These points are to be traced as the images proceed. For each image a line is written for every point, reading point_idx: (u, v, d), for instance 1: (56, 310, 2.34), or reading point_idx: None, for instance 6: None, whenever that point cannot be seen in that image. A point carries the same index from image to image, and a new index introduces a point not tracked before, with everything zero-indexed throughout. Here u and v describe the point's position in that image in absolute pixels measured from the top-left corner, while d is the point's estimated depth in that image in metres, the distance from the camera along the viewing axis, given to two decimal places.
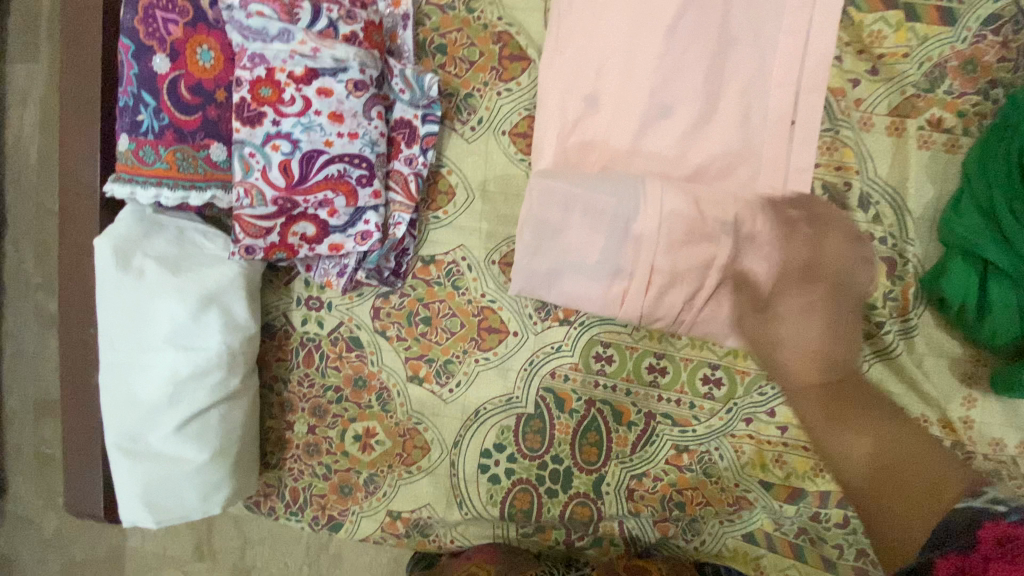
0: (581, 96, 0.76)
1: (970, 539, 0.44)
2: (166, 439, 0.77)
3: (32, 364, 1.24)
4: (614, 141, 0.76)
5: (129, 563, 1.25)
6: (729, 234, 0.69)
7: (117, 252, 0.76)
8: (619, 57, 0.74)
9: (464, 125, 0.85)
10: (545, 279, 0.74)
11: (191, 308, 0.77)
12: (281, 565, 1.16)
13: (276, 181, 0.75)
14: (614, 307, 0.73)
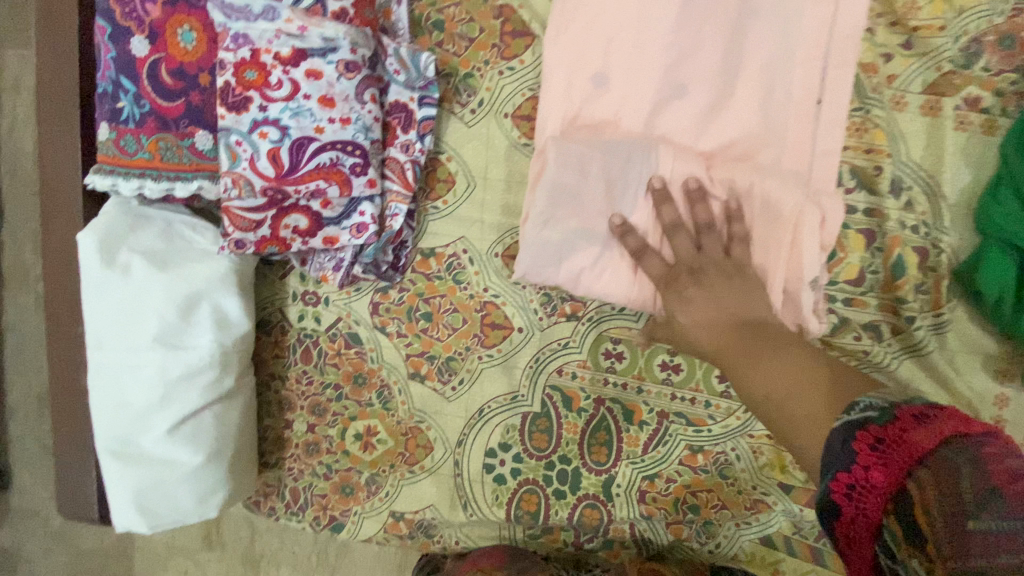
0: (586, 71, 0.71)
1: (850, 450, 0.41)
2: (158, 442, 0.74)
3: (33, 357, 1.22)
4: (624, 123, 0.70)
5: (137, 554, 1.24)
6: (747, 218, 0.64)
7: (102, 248, 0.72)
8: (628, 31, 0.69)
9: (464, 108, 0.80)
10: (554, 253, 0.67)
11: (180, 306, 0.74)
12: (289, 556, 1.15)
13: (264, 170, 0.71)
14: (628, 283, 0.67)
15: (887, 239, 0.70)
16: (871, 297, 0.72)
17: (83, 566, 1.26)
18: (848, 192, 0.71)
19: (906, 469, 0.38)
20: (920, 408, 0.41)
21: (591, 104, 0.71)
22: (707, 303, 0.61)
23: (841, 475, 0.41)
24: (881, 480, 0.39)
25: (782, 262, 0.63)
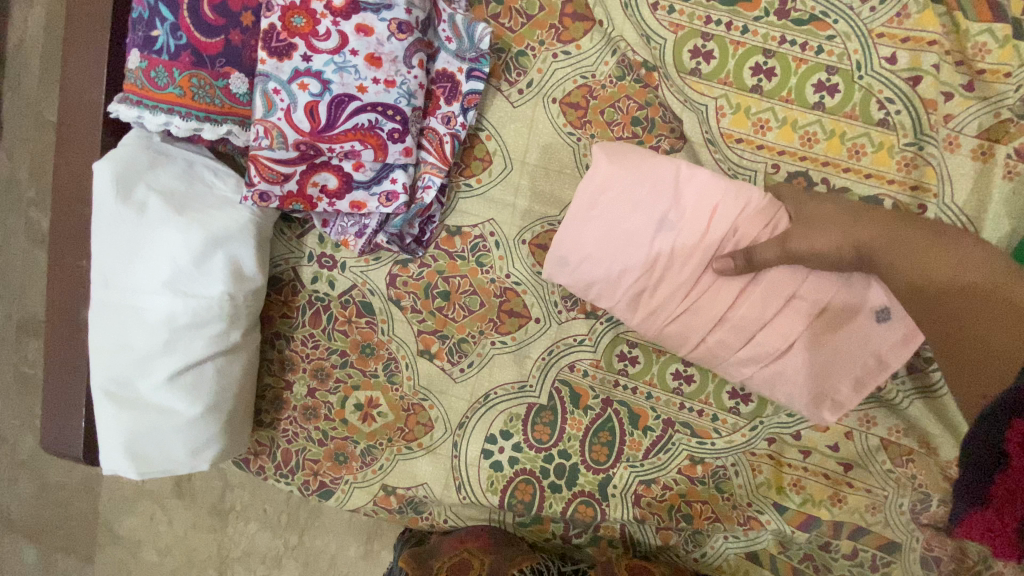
0: (603, 231, 0.65)
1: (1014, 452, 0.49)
2: (157, 387, 0.72)
3: (16, 284, 1.18)
4: (605, 253, 0.65)
5: (105, 494, 1.23)
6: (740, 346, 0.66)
7: (118, 181, 0.70)
8: (659, 306, 0.66)
9: (511, 86, 0.74)
10: (631, 188, 0.64)
11: (194, 253, 0.71)
12: (259, 512, 1.16)
13: (300, 123, 0.68)
14: (618, 270, 0.66)
15: None
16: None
17: (44, 499, 1.24)
18: None
19: None
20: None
21: (613, 195, 0.65)
22: (832, 210, 0.63)
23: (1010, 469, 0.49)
24: None
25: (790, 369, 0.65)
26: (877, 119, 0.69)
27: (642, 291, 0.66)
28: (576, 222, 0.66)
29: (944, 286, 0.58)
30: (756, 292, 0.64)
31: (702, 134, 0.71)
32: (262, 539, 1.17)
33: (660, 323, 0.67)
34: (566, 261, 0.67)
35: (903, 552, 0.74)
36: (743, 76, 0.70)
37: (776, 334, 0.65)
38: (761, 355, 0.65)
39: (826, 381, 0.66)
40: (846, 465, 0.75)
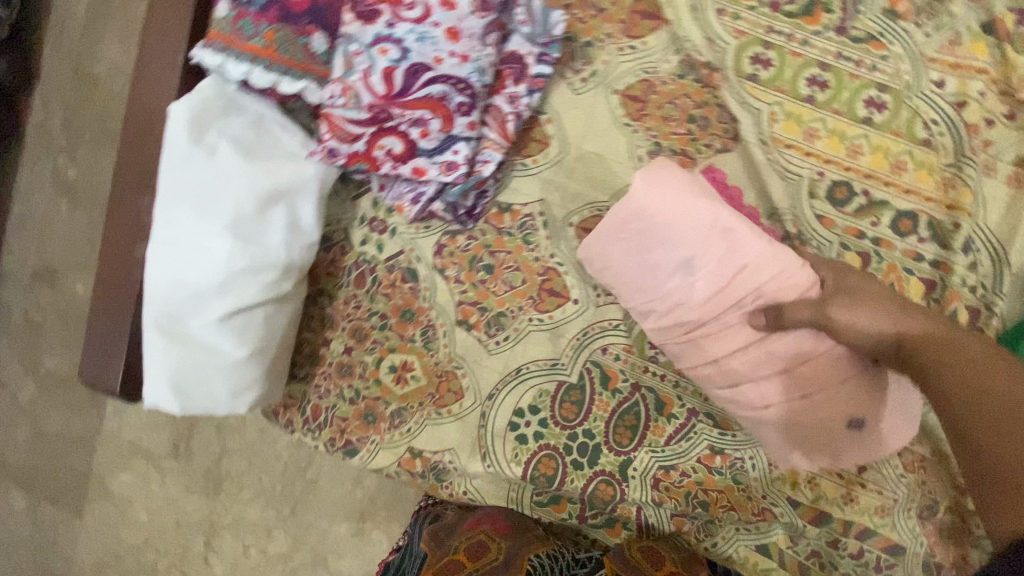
0: (631, 249, 0.71)
1: None
2: (208, 327, 0.74)
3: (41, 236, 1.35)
4: (626, 262, 0.72)
5: (98, 447, 1.39)
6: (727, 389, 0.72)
7: (193, 124, 0.73)
8: (660, 329, 0.73)
9: (575, 75, 0.78)
10: (665, 229, 0.70)
11: (259, 200, 0.74)
12: (255, 481, 1.33)
13: (376, 86, 0.72)
14: (631, 284, 0.73)
15: (945, 292, 0.74)
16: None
17: (43, 444, 1.41)
18: (920, 242, 0.74)
19: None
20: None
21: (656, 227, 0.70)
22: (883, 298, 0.62)
23: None
24: None
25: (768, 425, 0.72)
26: (920, 138, 0.73)
27: (649, 311, 0.73)
28: (603, 235, 0.72)
29: (1003, 402, 0.49)
30: (757, 350, 0.69)
31: (756, 135, 0.74)
32: (255, 508, 1.33)
33: (657, 338, 0.73)
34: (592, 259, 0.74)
35: (907, 554, 0.77)
36: (798, 85, 0.74)
37: (758, 394, 0.71)
38: (739, 402, 0.72)
39: (801, 442, 0.72)
40: (860, 467, 0.78)
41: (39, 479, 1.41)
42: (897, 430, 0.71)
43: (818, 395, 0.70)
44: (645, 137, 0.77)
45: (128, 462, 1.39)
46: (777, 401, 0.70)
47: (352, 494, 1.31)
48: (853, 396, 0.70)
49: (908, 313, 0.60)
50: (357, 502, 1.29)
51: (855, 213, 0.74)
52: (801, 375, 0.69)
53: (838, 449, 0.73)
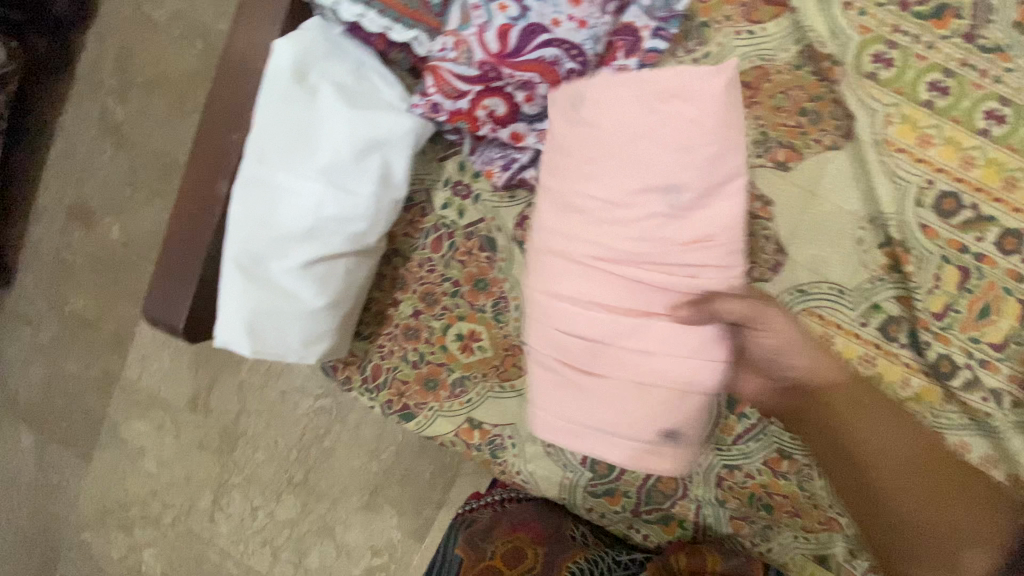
0: (621, 112, 0.65)
1: None
2: (291, 271, 0.73)
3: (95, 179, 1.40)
4: (641, 143, 0.65)
5: (118, 391, 1.42)
6: (558, 345, 0.68)
7: (296, 63, 0.70)
8: (563, 223, 0.68)
9: (688, 54, 0.75)
10: (693, 146, 0.64)
11: (356, 148, 0.72)
12: (271, 442, 1.34)
13: (489, 43, 0.70)
14: (602, 155, 0.66)
15: None
16: (954, 336, 0.73)
17: (64, 381, 1.45)
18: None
19: None
20: None
21: (685, 147, 0.64)
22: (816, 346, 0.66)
23: None
24: None
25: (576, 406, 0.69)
26: None
27: (579, 204, 0.67)
28: (621, 100, 0.65)
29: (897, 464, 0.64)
30: (625, 318, 0.65)
31: (870, 134, 0.73)
32: (267, 470, 1.34)
33: (568, 215, 0.68)
34: (580, 101, 0.67)
35: None
36: (919, 88, 0.72)
37: (612, 362, 0.66)
38: (558, 320, 0.67)
39: (577, 425, 0.69)
40: None
41: (58, 415, 1.45)
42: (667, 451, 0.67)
43: (608, 351, 0.66)
44: (752, 126, 0.75)
45: (155, 407, 1.40)
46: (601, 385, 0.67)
47: (364, 468, 1.31)
48: (707, 406, 0.66)
49: (811, 357, 0.66)
50: (371, 476, 1.29)
51: (960, 226, 0.72)
52: (642, 376, 0.65)
53: (589, 407, 0.68)
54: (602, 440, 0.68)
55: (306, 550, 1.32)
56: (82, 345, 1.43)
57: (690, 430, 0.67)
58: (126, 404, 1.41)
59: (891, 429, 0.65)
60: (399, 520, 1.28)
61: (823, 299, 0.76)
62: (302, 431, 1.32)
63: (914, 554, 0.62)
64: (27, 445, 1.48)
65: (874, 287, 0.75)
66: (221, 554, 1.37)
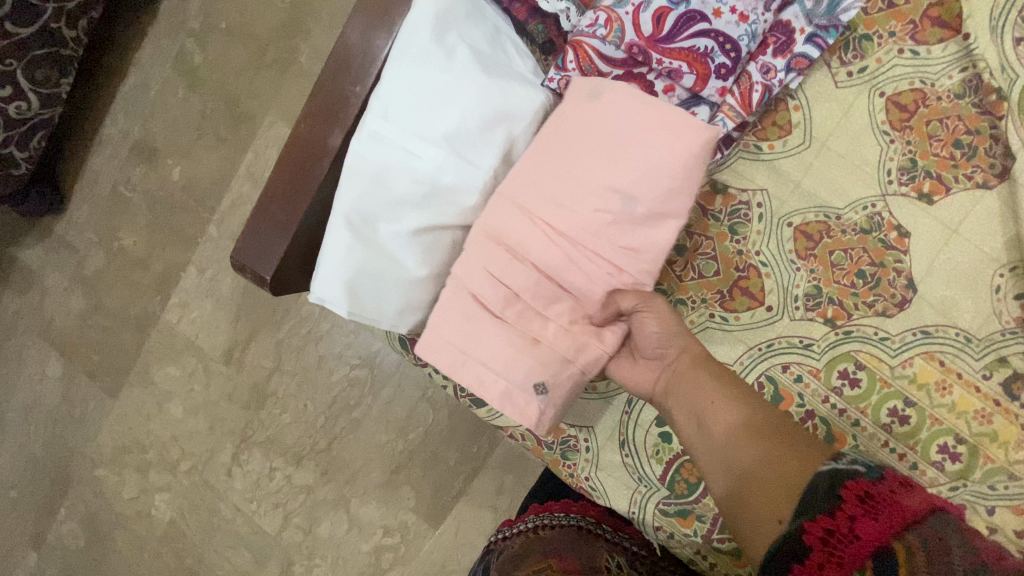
0: (602, 124, 0.66)
1: (839, 498, 0.52)
2: (400, 237, 0.70)
3: (165, 119, 1.39)
4: (624, 150, 0.66)
5: (154, 332, 1.40)
6: (495, 297, 0.68)
7: (437, 21, 0.67)
8: (528, 176, 0.68)
9: (842, 66, 0.72)
10: (656, 164, 0.65)
11: (484, 119, 0.69)
12: (300, 407, 1.32)
13: (643, 26, 0.67)
14: (586, 142, 0.67)
15: None
16: None
17: (101, 315, 1.44)
18: None
19: (892, 523, 0.47)
20: (858, 485, 0.51)
21: (652, 169, 0.65)
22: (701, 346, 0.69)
23: (821, 519, 0.51)
24: (870, 527, 0.48)
25: (469, 330, 0.69)
26: None
27: (548, 164, 0.67)
28: (631, 114, 0.66)
29: (769, 456, 0.59)
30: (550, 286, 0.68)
31: None
32: (291, 433, 1.32)
33: (531, 166, 0.68)
34: (597, 95, 0.67)
35: None
36: None
37: (532, 319, 0.68)
38: (492, 260, 0.68)
39: (449, 345, 0.70)
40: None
41: (91, 347, 1.44)
42: (518, 403, 0.69)
43: (521, 305, 0.68)
44: (901, 151, 0.71)
45: (188, 354, 1.38)
46: (482, 320, 0.69)
47: (389, 448, 1.28)
48: (579, 378, 0.69)
49: (711, 378, 0.66)
50: (398, 455, 1.27)
51: None
52: (523, 330, 0.68)
53: (477, 337, 0.69)
54: (473, 366, 0.69)
55: (318, 519, 1.30)
56: (126, 281, 1.42)
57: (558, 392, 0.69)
58: (160, 346, 1.40)
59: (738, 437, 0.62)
60: (416, 503, 1.25)
61: (946, 344, 0.71)
62: (334, 398, 1.30)
63: (746, 511, 0.59)
64: (53, 373, 1.47)
65: (1003, 339, 0.70)
66: (231, 511, 1.34)
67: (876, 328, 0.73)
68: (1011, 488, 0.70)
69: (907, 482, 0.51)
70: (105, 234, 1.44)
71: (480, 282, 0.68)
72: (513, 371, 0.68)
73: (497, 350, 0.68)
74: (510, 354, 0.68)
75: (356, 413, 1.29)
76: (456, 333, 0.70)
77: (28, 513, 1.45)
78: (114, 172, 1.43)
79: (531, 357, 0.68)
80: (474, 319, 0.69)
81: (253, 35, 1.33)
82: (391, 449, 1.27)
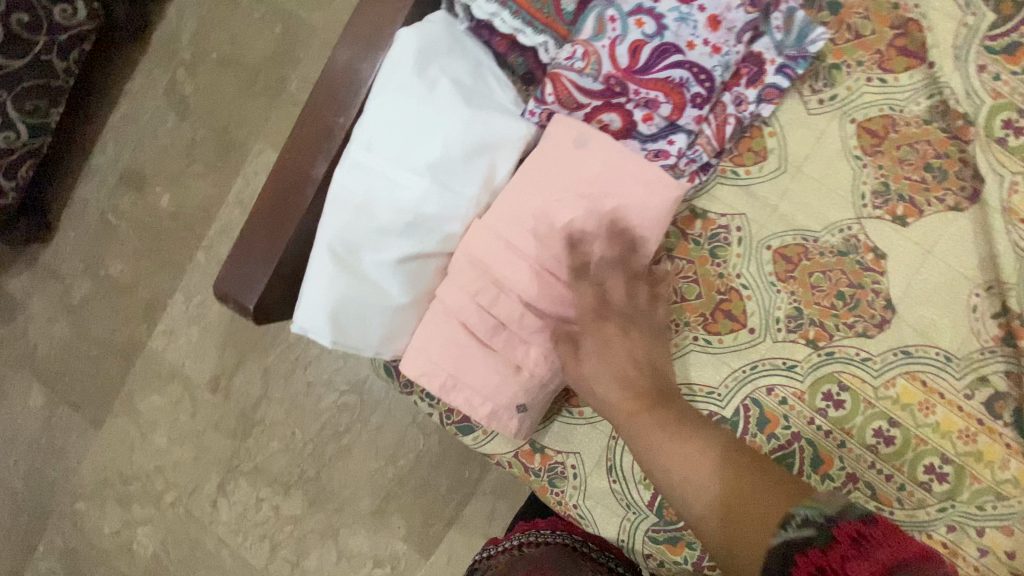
0: (581, 170, 0.69)
1: (790, 570, 0.51)
2: (384, 265, 0.71)
3: (153, 148, 1.40)
4: (603, 199, 0.70)
5: (139, 361, 1.38)
6: (482, 323, 0.72)
7: (419, 54, 0.67)
8: (511, 213, 0.71)
9: (813, 94, 0.74)
10: (631, 214, 0.69)
11: (467, 149, 0.70)
12: (287, 436, 1.29)
13: (619, 58, 0.69)
14: (566, 186, 0.70)
15: None
16: None
17: (85, 344, 1.42)
18: None
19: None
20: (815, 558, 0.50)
21: (627, 219, 0.69)
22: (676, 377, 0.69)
23: None
24: None
25: (459, 354, 0.73)
26: None
27: (530, 204, 0.70)
28: (611, 166, 0.69)
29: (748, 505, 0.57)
30: (533, 317, 0.71)
31: (1000, 199, 0.68)
32: (277, 462, 1.30)
33: (516, 204, 0.71)
34: (581, 142, 0.69)
35: None
36: None
37: (517, 347, 0.72)
38: (480, 292, 0.71)
39: (441, 371, 0.74)
40: None
41: (74, 376, 1.42)
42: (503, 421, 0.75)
43: (507, 333, 0.72)
44: (874, 176, 0.73)
45: (174, 382, 1.36)
46: (469, 345, 0.73)
47: (378, 477, 1.25)
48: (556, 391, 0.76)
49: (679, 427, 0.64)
50: (387, 484, 1.24)
51: None
52: (508, 356, 0.73)
53: (467, 363, 0.73)
54: (464, 390, 0.74)
55: (305, 551, 1.26)
56: (112, 309, 1.41)
57: (536, 407, 0.76)
58: (145, 376, 1.38)
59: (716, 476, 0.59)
60: (406, 532, 1.23)
61: (926, 363, 0.72)
62: (323, 426, 1.28)
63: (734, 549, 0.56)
64: (35, 403, 1.44)
65: (984, 358, 0.71)
66: (216, 544, 1.31)
67: (857, 349, 0.73)
68: (999, 508, 0.70)
69: (857, 537, 0.50)
70: (91, 262, 1.43)
71: (469, 309, 0.72)
72: (501, 395, 0.73)
73: (484, 374, 0.73)
74: (497, 379, 0.73)
75: (344, 441, 1.27)
76: (445, 357, 0.73)
77: (3, 550, 1.40)
78: (102, 201, 1.43)
79: (515, 382, 0.73)
80: (463, 345, 0.73)
81: (243, 66, 1.35)
82: (379, 476, 1.25)
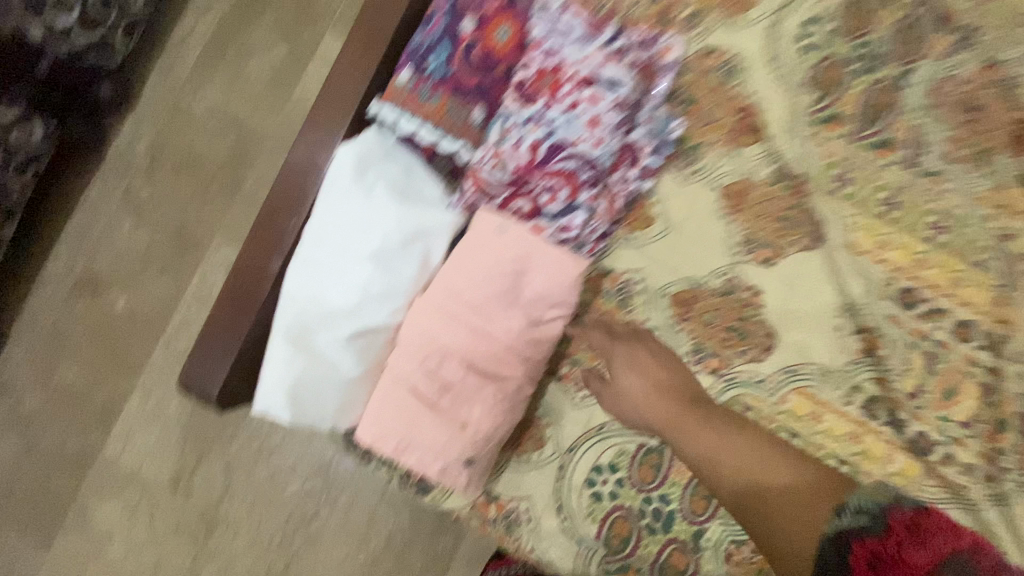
0: (502, 251, 0.82)
1: (848, 561, 0.53)
2: (335, 345, 0.80)
3: (108, 257, 1.46)
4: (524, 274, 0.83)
5: (95, 469, 1.37)
6: (429, 387, 0.82)
7: (357, 164, 0.80)
8: (447, 288, 0.82)
9: (681, 170, 0.89)
10: (546, 285, 0.83)
11: (401, 239, 0.82)
12: (256, 526, 1.30)
13: (522, 156, 0.86)
14: (491, 264, 0.82)
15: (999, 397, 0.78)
16: (928, 415, 0.81)
17: (36, 457, 1.40)
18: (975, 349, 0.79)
19: None
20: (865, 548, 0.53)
21: (544, 289, 0.82)
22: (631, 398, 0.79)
23: None
24: None
25: (410, 417, 0.82)
26: None
27: (462, 280, 0.82)
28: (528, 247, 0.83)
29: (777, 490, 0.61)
30: (474, 378, 0.82)
31: (841, 239, 0.83)
32: (246, 556, 1.29)
33: (450, 281, 0.82)
34: (502, 229, 0.83)
35: None
36: (874, 204, 0.82)
37: (462, 407, 0.82)
38: (426, 360, 0.82)
39: (398, 433, 0.83)
40: None
41: (25, 493, 1.39)
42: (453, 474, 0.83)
43: (452, 394, 0.82)
44: (739, 232, 0.87)
45: (132, 486, 1.35)
46: (419, 408, 0.82)
47: (351, 556, 1.27)
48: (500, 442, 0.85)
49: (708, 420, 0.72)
50: (361, 561, 1.26)
51: (921, 315, 0.80)
52: (454, 415, 0.82)
53: (418, 425, 0.82)
54: (419, 448, 0.83)
55: None
56: (66, 419, 1.40)
57: (485, 459, 0.85)
58: (101, 483, 1.36)
59: (750, 452, 0.65)
60: None
61: (809, 379, 0.85)
62: (290, 512, 1.29)
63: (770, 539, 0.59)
64: None
65: (853, 368, 0.83)
66: None
67: (752, 373, 0.87)
68: None
69: (912, 528, 0.53)
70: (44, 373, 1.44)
71: (417, 375, 0.82)
72: (451, 449, 0.82)
73: (434, 433, 0.82)
74: (446, 437, 0.82)
75: (313, 525, 1.29)
76: (400, 421, 0.83)
77: None
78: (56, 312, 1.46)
79: (462, 437, 0.82)
80: (415, 409, 0.82)
81: (195, 175, 1.45)
82: (353, 554, 1.26)
